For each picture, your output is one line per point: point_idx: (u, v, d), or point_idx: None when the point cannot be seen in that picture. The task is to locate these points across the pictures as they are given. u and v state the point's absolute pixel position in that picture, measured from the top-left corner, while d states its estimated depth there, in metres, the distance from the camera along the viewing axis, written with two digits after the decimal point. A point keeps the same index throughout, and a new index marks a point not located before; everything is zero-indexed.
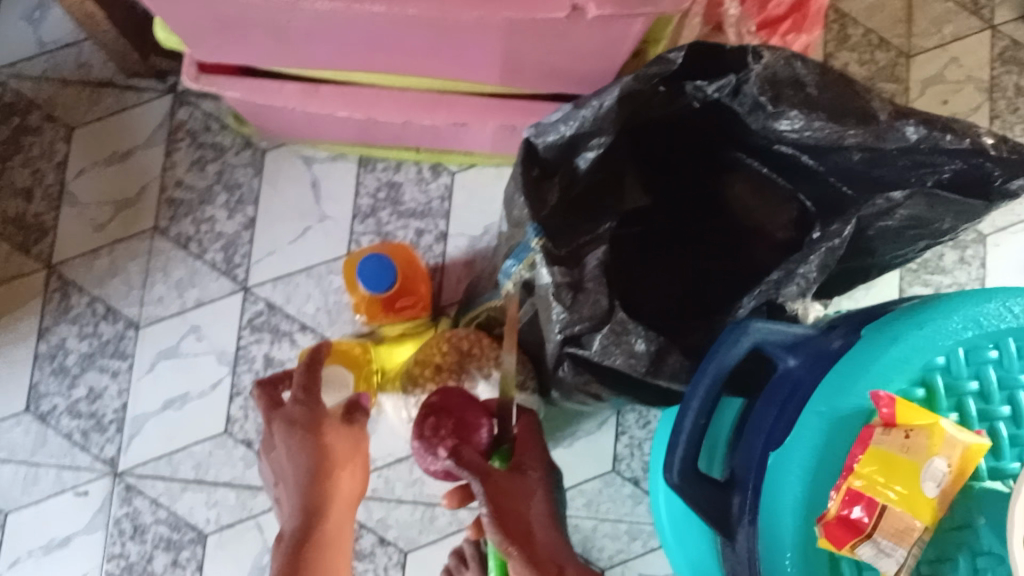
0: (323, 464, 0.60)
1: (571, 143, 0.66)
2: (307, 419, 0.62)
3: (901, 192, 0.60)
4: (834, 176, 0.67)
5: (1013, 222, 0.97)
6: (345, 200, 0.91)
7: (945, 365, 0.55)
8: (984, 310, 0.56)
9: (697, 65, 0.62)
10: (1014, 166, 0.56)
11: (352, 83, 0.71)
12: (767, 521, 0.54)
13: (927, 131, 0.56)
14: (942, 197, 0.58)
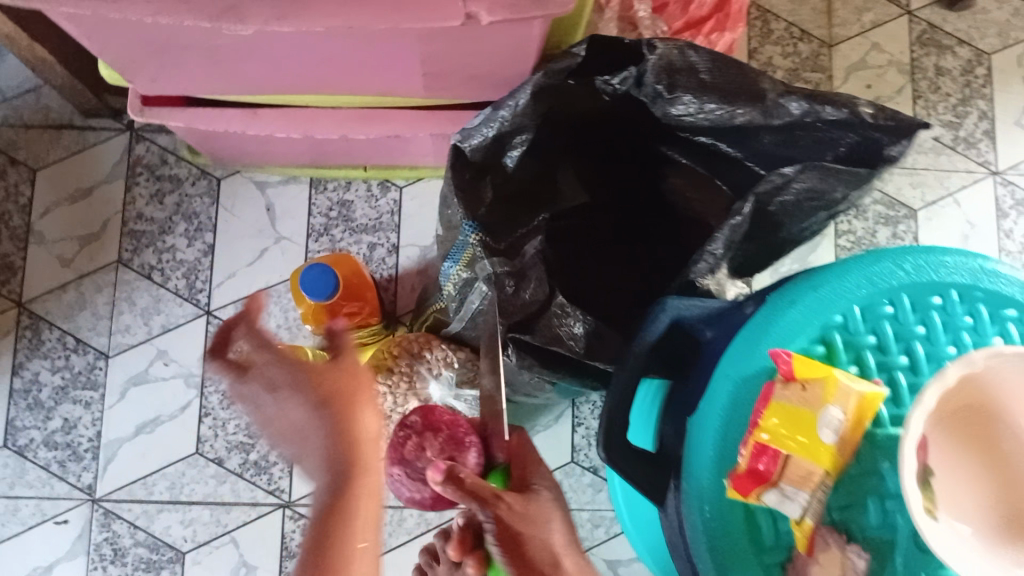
0: (349, 436, 0.54)
1: (495, 143, 0.68)
2: (324, 389, 0.55)
3: (793, 167, 0.62)
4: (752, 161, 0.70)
5: (941, 196, 1.00)
6: (298, 220, 0.95)
7: (843, 323, 0.59)
8: (877, 269, 0.60)
9: (600, 61, 0.66)
10: (895, 133, 0.60)
11: (286, 106, 0.75)
12: (693, 483, 0.57)
13: (809, 104, 0.61)
14: (832, 168, 0.61)
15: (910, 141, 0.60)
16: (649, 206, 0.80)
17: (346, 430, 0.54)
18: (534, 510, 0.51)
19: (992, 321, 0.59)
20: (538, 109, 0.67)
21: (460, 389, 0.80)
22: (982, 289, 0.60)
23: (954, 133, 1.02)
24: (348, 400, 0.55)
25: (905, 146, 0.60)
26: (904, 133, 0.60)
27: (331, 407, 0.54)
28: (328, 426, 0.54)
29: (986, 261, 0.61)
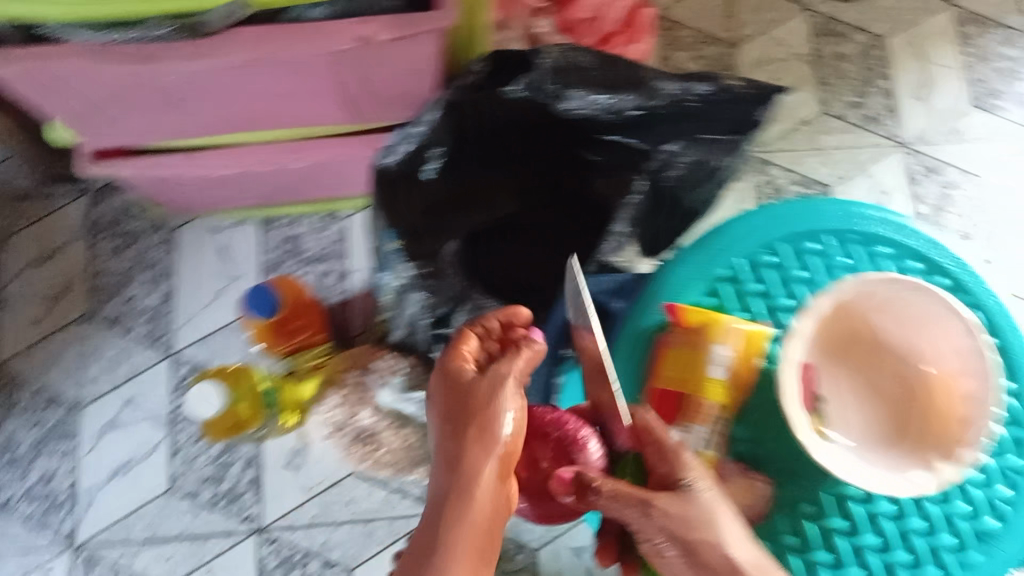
0: (458, 453, 0.57)
1: (413, 159, 0.71)
2: (463, 398, 0.59)
3: (678, 143, 0.69)
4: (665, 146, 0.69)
5: (854, 170, 1.07)
6: (252, 258, 1.00)
7: (732, 276, 0.64)
8: (758, 223, 0.65)
9: (500, 70, 0.70)
10: (756, 98, 0.68)
11: (222, 148, 0.81)
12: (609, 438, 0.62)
13: (685, 83, 0.66)
14: (708, 138, 0.69)
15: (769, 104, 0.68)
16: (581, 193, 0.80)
17: (484, 445, 0.57)
18: (696, 512, 0.54)
19: (866, 259, 0.65)
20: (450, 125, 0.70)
21: (408, 393, 0.84)
22: (855, 232, 0.66)
23: (861, 112, 1.09)
24: (482, 419, 0.57)
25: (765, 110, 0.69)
26: (762, 99, 0.68)
27: (494, 418, 0.57)
28: (483, 433, 0.57)
29: (859, 206, 0.66)
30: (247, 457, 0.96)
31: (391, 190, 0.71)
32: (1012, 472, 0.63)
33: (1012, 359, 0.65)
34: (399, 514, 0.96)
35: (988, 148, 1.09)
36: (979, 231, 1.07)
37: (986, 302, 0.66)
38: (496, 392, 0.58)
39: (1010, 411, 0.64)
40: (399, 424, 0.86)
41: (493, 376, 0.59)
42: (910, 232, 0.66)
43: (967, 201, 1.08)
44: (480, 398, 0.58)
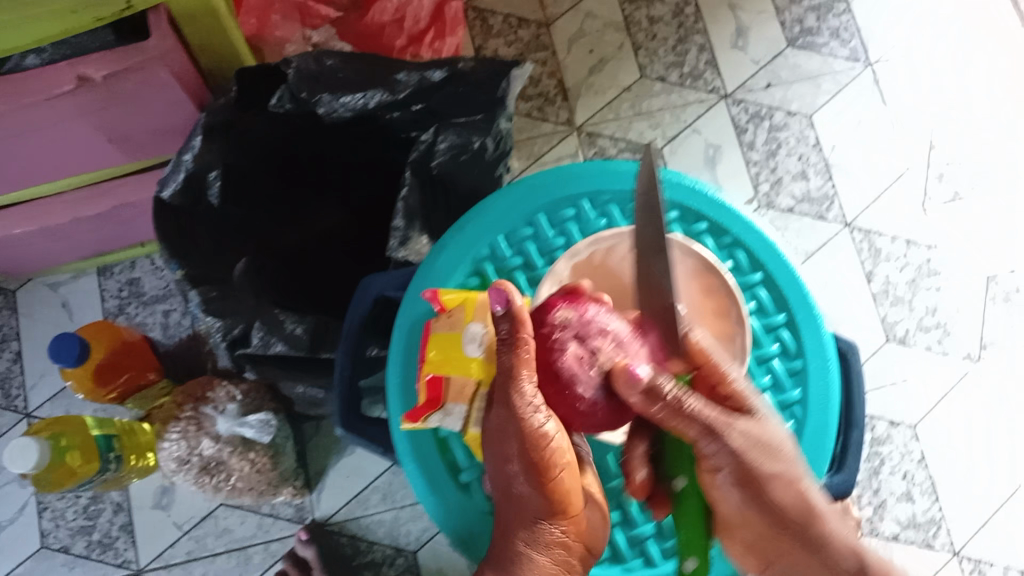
0: (539, 476, 0.52)
1: (191, 185, 0.70)
2: (505, 462, 0.53)
3: (431, 131, 0.71)
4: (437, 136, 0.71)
5: (680, 129, 1.08)
6: (93, 307, 1.00)
7: (491, 253, 0.66)
8: (514, 198, 0.66)
9: (253, 85, 0.70)
10: (495, 74, 0.70)
11: (14, 206, 0.81)
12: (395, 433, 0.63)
13: (419, 73, 0.69)
14: (455, 120, 0.71)
15: (511, 76, 0.70)
16: (386, 189, 0.83)
17: (534, 520, 0.54)
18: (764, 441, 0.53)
19: (625, 216, 0.67)
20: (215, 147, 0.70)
21: (244, 417, 0.84)
22: (609, 190, 0.67)
23: (680, 70, 1.10)
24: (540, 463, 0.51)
25: (508, 81, 0.70)
26: (500, 73, 0.70)
27: (534, 482, 0.52)
28: (535, 495, 0.53)
29: (609, 164, 0.67)
30: (116, 502, 0.96)
31: (172, 219, 0.70)
32: (788, 406, 0.65)
33: (780, 291, 0.66)
34: (273, 536, 0.97)
35: (809, 86, 1.11)
36: (815, 166, 1.08)
37: (746, 239, 0.67)
38: (524, 448, 0.51)
39: (782, 344, 0.66)
40: (243, 450, 0.87)
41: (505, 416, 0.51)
42: (666, 181, 0.67)
43: (796, 140, 1.09)
44: (515, 457, 0.52)
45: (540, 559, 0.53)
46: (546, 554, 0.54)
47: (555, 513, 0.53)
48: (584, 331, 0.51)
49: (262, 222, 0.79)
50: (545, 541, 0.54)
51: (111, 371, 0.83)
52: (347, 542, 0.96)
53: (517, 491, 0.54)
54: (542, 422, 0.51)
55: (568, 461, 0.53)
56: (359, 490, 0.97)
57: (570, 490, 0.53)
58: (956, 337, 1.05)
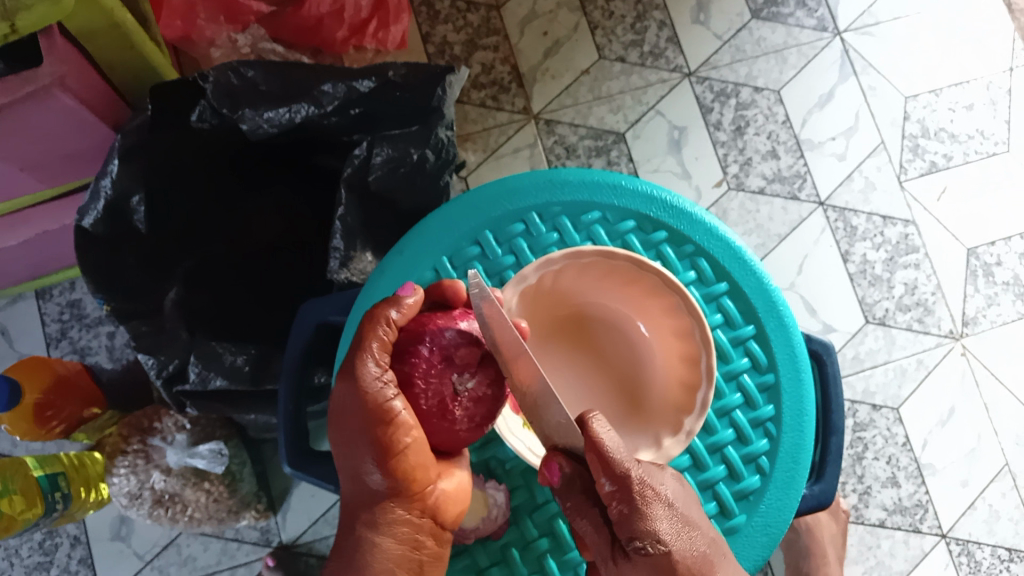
0: (373, 449, 0.49)
1: (116, 214, 0.66)
2: (352, 439, 0.50)
3: (363, 144, 0.66)
4: (377, 147, 0.67)
5: (642, 112, 1.03)
6: (34, 334, 0.95)
7: (436, 275, 0.61)
8: (457, 216, 0.62)
9: (171, 103, 0.65)
10: (431, 80, 0.67)
11: None
12: None
13: (345, 84, 0.65)
14: (389, 134, 0.67)
15: (445, 82, 0.67)
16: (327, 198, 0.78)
17: (377, 499, 0.50)
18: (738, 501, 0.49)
19: (577, 229, 0.62)
20: (135, 169, 0.65)
21: (194, 448, 0.80)
22: (558, 201, 0.62)
23: (641, 49, 1.05)
24: (378, 441, 0.48)
25: (442, 89, 0.68)
26: (435, 79, 0.67)
27: (376, 459, 0.49)
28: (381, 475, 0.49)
29: (558, 172, 0.63)
30: (73, 535, 0.92)
31: (92, 252, 0.65)
32: (764, 424, 0.60)
33: (747, 301, 0.62)
34: (237, 563, 0.92)
35: (776, 59, 1.06)
36: (784, 144, 1.04)
37: (708, 246, 0.62)
38: (367, 419, 0.48)
39: (752, 357, 0.61)
40: (197, 480, 0.82)
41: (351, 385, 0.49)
42: (618, 188, 0.63)
43: (763, 118, 1.04)
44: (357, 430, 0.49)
45: (383, 543, 0.51)
46: (390, 536, 0.51)
47: (399, 493, 0.50)
48: (442, 401, 0.48)
49: (196, 241, 0.73)
50: (389, 523, 0.51)
51: (48, 409, 0.79)
52: (316, 563, 0.92)
53: (364, 471, 0.50)
54: (385, 399, 0.48)
55: (415, 436, 0.49)
56: (325, 509, 0.93)
57: (416, 467, 0.50)
58: (940, 314, 1.01)
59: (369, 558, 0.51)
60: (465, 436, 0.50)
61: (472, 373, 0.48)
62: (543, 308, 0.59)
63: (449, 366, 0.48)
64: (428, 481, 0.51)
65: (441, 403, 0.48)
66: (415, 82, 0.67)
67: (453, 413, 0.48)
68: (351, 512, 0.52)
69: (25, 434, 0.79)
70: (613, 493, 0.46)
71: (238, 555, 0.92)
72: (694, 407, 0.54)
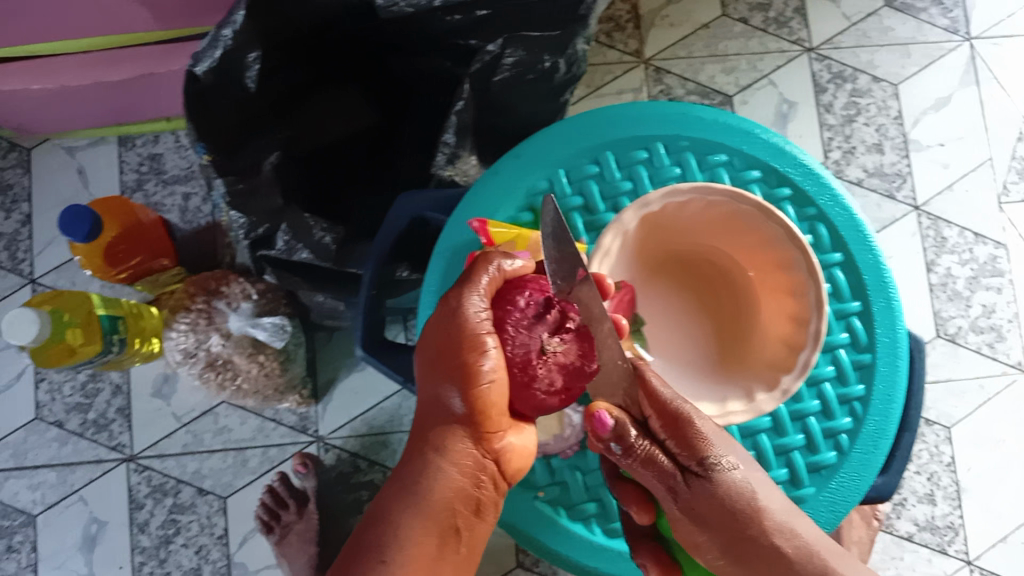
0: (456, 378, 0.48)
1: (229, 68, 0.63)
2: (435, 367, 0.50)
3: (496, 43, 0.63)
4: (511, 50, 0.63)
5: (754, 79, 1.00)
6: (110, 179, 0.95)
7: (549, 188, 0.60)
8: (581, 133, 0.60)
9: None
10: None
11: (34, 58, 0.74)
12: None
13: None
14: (528, 36, 0.63)
15: None
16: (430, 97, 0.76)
17: (450, 427, 0.50)
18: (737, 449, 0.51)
19: (700, 168, 0.60)
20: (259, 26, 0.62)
21: (257, 319, 0.79)
22: (686, 137, 0.60)
23: (765, 14, 1.01)
24: (465, 375, 0.48)
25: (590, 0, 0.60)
26: None
27: (458, 389, 0.49)
28: (458, 403, 0.49)
29: (690, 108, 0.61)
30: (115, 383, 0.93)
31: (201, 101, 0.62)
32: (850, 402, 0.59)
33: (858, 276, 0.60)
34: (270, 441, 0.92)
35: (899, 53, 1.02)
36: (891, 140, 1.01)
37: (831, 214, 0.61)
38: (453, 348, 0.49)
39: (852, 334, 0.60)
40: (253, 351, 0.82)
41: (446, 312, 0.50)
42: (750, 136, 0.60)
43: (876, 109, 1.01)
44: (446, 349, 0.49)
45: (446, 470, 0.50)
46: (454, 466, 0.50)
47: (472, 425, 0.49)
48: (529, 354, 0.50)
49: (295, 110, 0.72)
50: (454, 452, 0.50)
51: (120, 251, 0.78)
52: (347, 459, 0.92)
53: (440, 386, 0.50)
54: (483, 331, 0.49)
55: (497, 379, 0.48)
56: (364, 410, 0.93)
57: (496, 405, 0.49)
58: (1012, 342, 0.98)
59: (431, 482, 0.50)
60: (539, 402, 0.51)
61: (559, 335, 0.49)
62: (655, 238, 0.57)
63: (539, 319, 0.50)
64: (502, 424, 0.50)
65: (526, 356, 0.50)
66: None
67: (536, 369, 0.50)
68: (421, 438, 0.51)
69: (96, 270, 0.78)
70: (662, 426, 0.48)
71: (271, 436, 0.92)
72: (794, 366, 0.52)
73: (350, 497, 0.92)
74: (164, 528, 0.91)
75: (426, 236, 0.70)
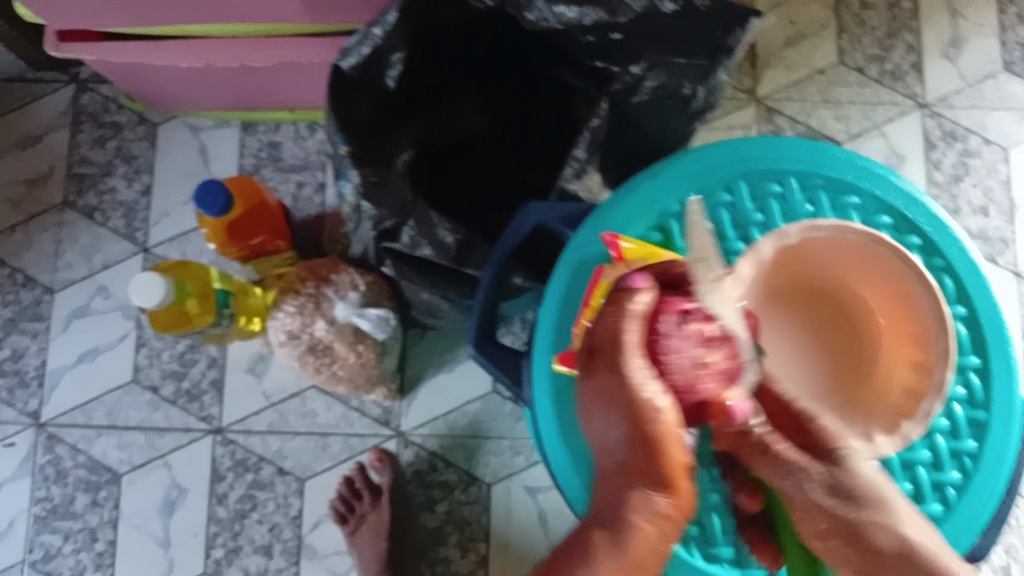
0: (635, 430, 0.47)
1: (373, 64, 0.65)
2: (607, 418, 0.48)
3: (640, 66, 0.65)
4: (651, 76, 0.65)
5: (866, 128, 1.01)
6: (230, 161, 0.99)
7: (681, 212, 0.60)
8: (719, 160, 0.60)
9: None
10: (727, 24, 0.61)
11: (185, 37, 0.78)
12: (540, 380, 0.59)
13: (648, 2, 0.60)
14: (674, 63, 0.64)
15: (745, 29, 0.61)
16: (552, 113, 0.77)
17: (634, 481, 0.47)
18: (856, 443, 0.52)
19: (833, 207, 0.60)
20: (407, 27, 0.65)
21: (363, 309, 0.82)
22: (821, 175, 0.61)
23: (882, 66, 1.02)
24: (643, 429, 0.46)
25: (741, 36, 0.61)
26: (735, 25, 0.61)
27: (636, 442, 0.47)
28: (639, 456, 0.47)
29: (828, 147, 0.61)
30: (212, 356, 0.96)
31: (345, 92, 0.66)
32: (961, 456, 0.59)
33: (980, 331, 0.60)
34: (353, 430, 0.94)
35: (1015, 117, 1.01)
36: (998, 204, 0.99)
37: (958, 266, 0.61)
38: (625, 406, 0.47)
39: (969, 389, 0.60)
40: (354, 341, 0.84)
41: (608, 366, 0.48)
42: (885, 181, 0.61)
43: (985, 171, 1.00)
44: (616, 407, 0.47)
45: (641, 526, 0.47)
46: (648, 520, 0.47)
47: (658, 476, 0.46)
48: (690, 373, 0.49)
49: (428, 110, 0.74)
50: (647, 505, 0.47)
51: (243, 231, 0.82)
52: (425, 457, 0.94)
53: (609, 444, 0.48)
54: (646, 389, 0.47)
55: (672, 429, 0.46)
56: (447, 411, 0.95)
57: (674, 453, 0.46)
58: None
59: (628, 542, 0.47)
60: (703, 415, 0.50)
61: (711, 344, 0.49)
62: (784, 273, 0.59)
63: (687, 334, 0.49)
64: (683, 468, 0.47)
65: (688, 377, 0.49)
66: (708, 19, 0.60)
67: (700, 384, 0.49)
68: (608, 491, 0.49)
69: (219, 247, 0.82)
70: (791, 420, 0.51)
71: (354, 425, 0.95)
72: (916, 413, 0.53)
73: (423, 494, 0.94)
74: (241, 502, 0.94)
75: (545, 246, 0.71)
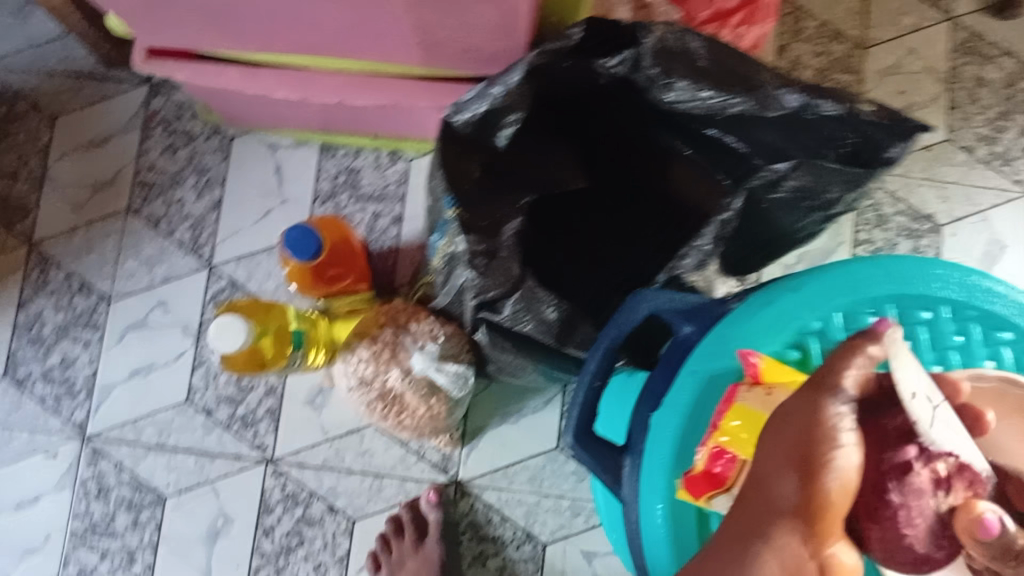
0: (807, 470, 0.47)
1: (487, 122, 0.64)
2: (781, 455, 0.48)
3: (787, 164, 0.63)
4: (794, 178, 0.63)
5: (969, 211, 0.96)
6: (305, 182, 0.95)
7: (821, 330, 0.57)
8: (867, 279, 0.57)
9: (597, 41, 0.61)
10: (891, 135, 0.59)
11: (284, 66, 0.73)
12: (654, 493, 0.55)
13: (807, 98, 0.58)
14: (824, 167, 0.62)
15: (907, 144, 0.59)
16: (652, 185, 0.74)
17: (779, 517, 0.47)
18: None
19: (983, 341, 0.57)
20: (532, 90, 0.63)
21: (442, 363, 0.78)
22: (976, 309, 0.57)
23: (990, 148, 0.97)
24: (816, 470, 0.47)
25: (901, 149, 0.59)
26: (900, 137, 0.59)
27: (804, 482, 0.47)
28: (798, 494, 0.47)
29: (987, 279, 0.58)
30: (270, 385, 0.93)
31: (457, 152, 0.63)
32: None
33: None
34: (409, 475, 0.91)
35: None
36: None
37: None
38: (808, 445, 0.47)
39: None
40: (427, 393, 0.80)
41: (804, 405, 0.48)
42: None
43: None
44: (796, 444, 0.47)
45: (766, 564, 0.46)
46: (776, 562, 0.46)
47: (805, 523, 0.46)
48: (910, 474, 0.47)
49: (539, 175, 0.70)
50: (778, 544, 0.47)
51: (327, 273, 0.81)
52: (481, 510, 0.91)
53: (776, 488, 0.48)
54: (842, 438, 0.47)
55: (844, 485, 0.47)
56: (507, 464, 0.91)
57: (833, 506, 0.47)
58: None
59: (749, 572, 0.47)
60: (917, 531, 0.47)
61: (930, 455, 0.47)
62: None
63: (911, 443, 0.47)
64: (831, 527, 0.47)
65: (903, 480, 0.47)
66: (870, 127, 0.58)
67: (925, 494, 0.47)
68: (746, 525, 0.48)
69: (299, 287, 0.81)
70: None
71: (412, 469, 0.91)
72: None
73: (474, 548, 0.90)
74: (287, 538, 0.91)
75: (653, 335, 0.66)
